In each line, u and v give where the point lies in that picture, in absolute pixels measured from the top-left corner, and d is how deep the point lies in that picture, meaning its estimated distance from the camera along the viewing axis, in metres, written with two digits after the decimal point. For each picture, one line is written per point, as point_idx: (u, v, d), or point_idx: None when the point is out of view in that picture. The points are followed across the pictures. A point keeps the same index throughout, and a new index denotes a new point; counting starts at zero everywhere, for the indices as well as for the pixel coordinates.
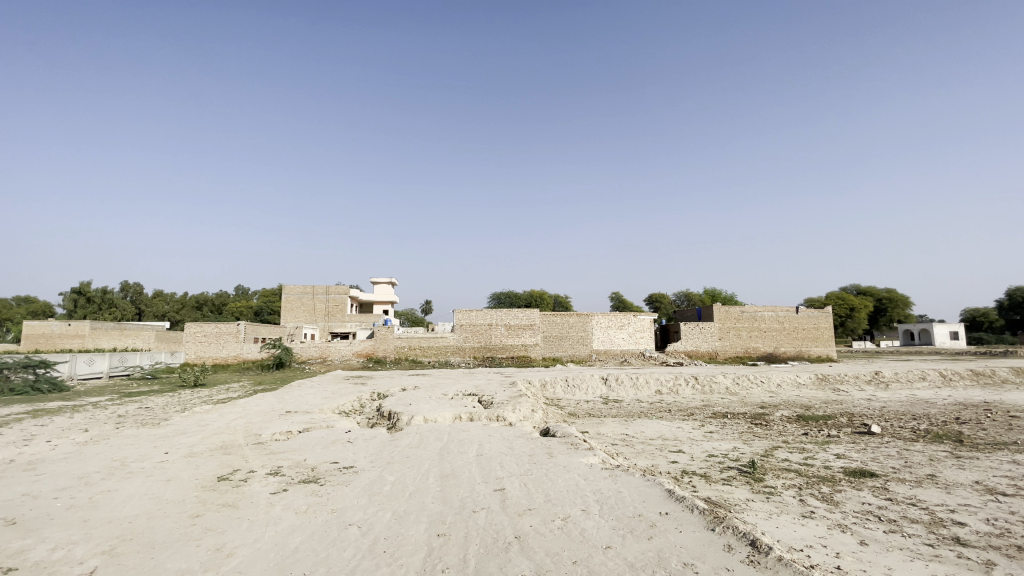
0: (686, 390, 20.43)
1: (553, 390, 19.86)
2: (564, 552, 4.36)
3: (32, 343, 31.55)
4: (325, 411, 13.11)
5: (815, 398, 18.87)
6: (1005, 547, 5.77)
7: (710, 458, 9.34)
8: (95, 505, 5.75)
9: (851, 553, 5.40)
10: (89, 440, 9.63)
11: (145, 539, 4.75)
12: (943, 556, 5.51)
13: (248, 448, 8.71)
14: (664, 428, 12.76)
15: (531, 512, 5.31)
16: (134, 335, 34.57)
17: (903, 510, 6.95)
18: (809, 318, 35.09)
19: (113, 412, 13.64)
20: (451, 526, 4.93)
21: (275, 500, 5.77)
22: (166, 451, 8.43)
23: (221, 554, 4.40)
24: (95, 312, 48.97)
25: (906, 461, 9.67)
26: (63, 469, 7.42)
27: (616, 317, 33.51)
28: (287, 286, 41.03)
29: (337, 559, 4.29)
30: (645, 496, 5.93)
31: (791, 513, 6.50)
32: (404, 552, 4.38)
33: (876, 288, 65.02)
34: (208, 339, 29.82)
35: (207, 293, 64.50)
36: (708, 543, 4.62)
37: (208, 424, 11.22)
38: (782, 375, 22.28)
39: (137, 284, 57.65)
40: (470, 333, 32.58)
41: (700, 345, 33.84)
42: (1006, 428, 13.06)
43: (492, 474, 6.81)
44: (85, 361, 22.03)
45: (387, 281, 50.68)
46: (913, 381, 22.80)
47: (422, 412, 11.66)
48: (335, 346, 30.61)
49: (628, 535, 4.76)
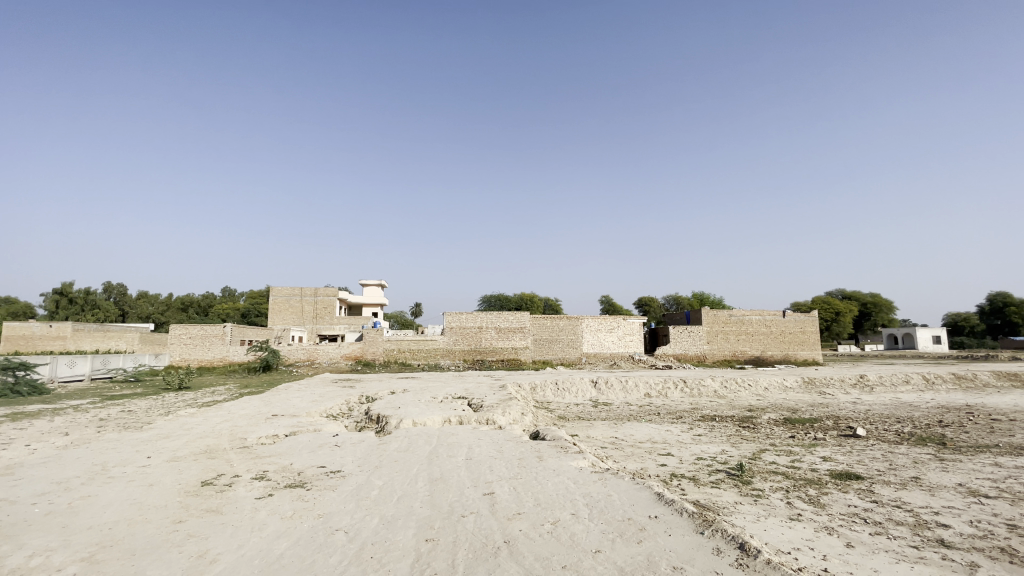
0: (675, 393, 20.52)
1: (543, 393, 19.86)
2: (554, 556, 4.34)
3: (10, 344, 30.77)
4: (313, 415, 12.95)
5: (802, 402, 19.05)
6: (989, 550, 5.85)
7: (698, 461, 9.38)
8: (74, 511, 5.61)
9: (837, 555, 5.43)
10: (70, 444, 9.43)
11: (126, 545, 4.65)
12: (928, 558, 5.57)
13: (233, 452, 8.56)
14: (652, 431, 12.78)
15: (521, 517, 5.27)
16: (117, 337, 34.01)
17: (888, 512, 7.03)
18: (796, 322, 35.47)
19: (95, 416, 13.36)
20: (439, 531, 4.89)
21: (261, 505, 5.68)
22: (149, 456, 8.24)
23: (204, 561, 4.31)
24: (77, 314, 48.19)
25: (891, 464, 9.77)
26: (41, 474, 7.22)
27: (605, 320, 33.61)
28: (275, 288, 40.55)
29: (323, 565, 4.22)
30: (635, 500, 5.91)
31: (779, 516, 6.53)
32: (392, 558, 4.32)
33: (861, 294, 66.14)
34: (193, 342, 29.31)
35: (192, 295, 63.70)
36: (697, 547, 4.62)
37: (192, 428, 11.00)
38: (769, 379, 22.46)
39: (121, 285, 56.49)
40: (459, 336, 32.46)
41: (689, 349, 34.04)
42: (988, 432, 13.25)
43: (481, 478, 6.77)
44: (66, 363, 21.55)
45: (376, 282, 50.38)
46: (897, 385, 23.11)
47: (410, 416, 11.59)
48: (323, 349, 30.29)
49: (618, 539, 4.74)
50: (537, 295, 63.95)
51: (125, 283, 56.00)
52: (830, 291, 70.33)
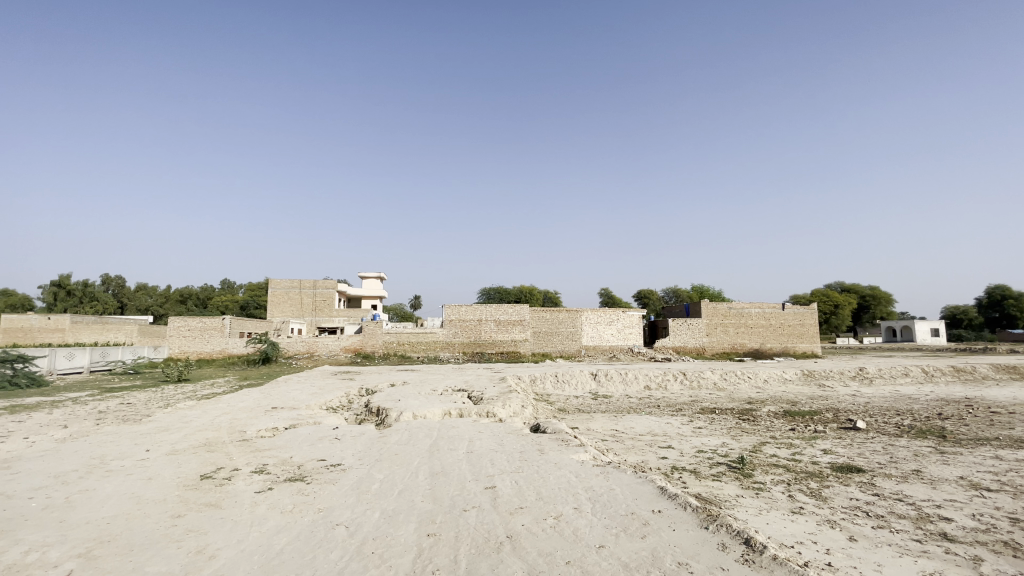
0: (675, 385, 20.56)
1: (542, 386, 19.88)
2: (557, 552, 4.29)
3: (10, 336, 30.67)
4: (312, 407, 12.95)
5: (802, 394, 19.10)
6: (993, 543, 5.82)
7: (699, 454, 9.36)
8: (72, 505, 5.56)
9: (840, 549, 5.40)
10: (69, 436, 9.40)
11: (123, 541, 4.58)
12: (931, 552, 5.55)
13: (232, 445, 8.51)
14: (653, 424, 12.73)
15: (524, 511, 5.23)
16: (116, 329, 33.94)
17: (890, 505, 6.99)
18: (796, 314, 35.53)
19: (94, 408, 13.33)
20: (441, 526, 4.84)
21: (260, 500, 5.62)
22: (148, 449, 8.19)
23: (202, 557, 4.25)
24: (76, 306, 48.07)
25: (892, 457, 9.76)
26: (39, 468, 7.16)
27: (605, 312, 33.65)
28: (275, 279, 40.42)
29: (324, 561, 4.16)
30: (638, 493, 5.88)
31: (781, 509, 6.51)
32: (393, 553, 4.27)
33: (860, 286, 66.15)
34: (191, 334, 29.12)
35: (191, 287, 63.63)
36: (702, 542, 4.57)
37: (192, 421, 10.95)
38: (769, 371, 22.49)
39: (119, 277, 56.19)
40: (459, 329, 32.40)
41: (688, 341, 34.04)
42: (987, 424, 13.24)
43: (482, 472, 6.71)
44: (65, 356, 21.46)
45: (375, 275, 50.34)
46: (896, 378, 23.13)
47: (411, 408, 11.54)
48: (323, 341, 30.13)
49: (621, 534, 4.69)
50: (536, 287, 63.99)
51: (123, 276, 55.82)
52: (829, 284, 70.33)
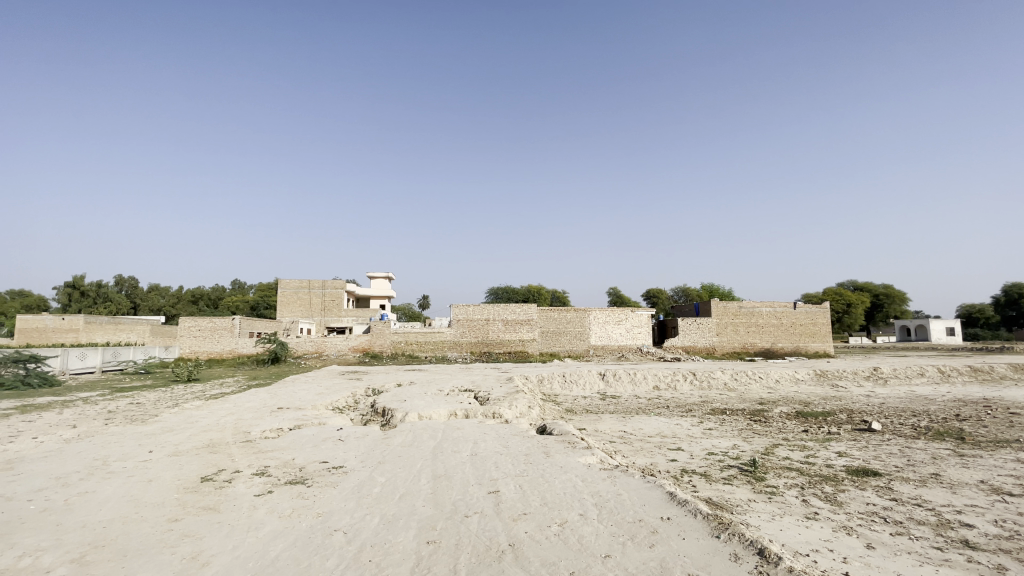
0: (684, 385, 20.33)
1: (550, 386, 19.73)
2: (561, 561, 4.13)
3: (25, 337, 31.07)
4: (318, 407, 12.91)
5: (814, 394, 18.78)
6: (1017, 551, 5.56)
7: (709, 457, 9.14)
8: (70, 508, 5.50)
9: (858, 557, 5.19)
10: (76, 437, 9.40)
11: (117, 546, 4.48)
12: (953, 560, 5.30)
13: (236, 446, 8.47)
14: (662, 425, 12.50)
15: (527, 518, 5.06)
16: (129, 329, 34.35)
17: (908, 510, 6.75)
18: (808, 313, 34.99)
19: (103, 408, 13.40)
20: (441, 533, 4.69)
21: (259, 503, 5.53)
22: (152, 449, 8.17)
23: (196, 563, 4.14)
24: (90, 306, 48.86)
25: (909, 460, 9.46)
26: (41, 469, 7.11)
27: (613, 312, 33.36)
28: (284, 280, 40.67)
29: (318, 569, 4.05)
30: (647, 499, 5.69)
31: (795, 514, 6.30)
32: (391, 561, 4.13)
33: (873, 285, 65.16)
34: (202, 334, 29.30)
35: (202, 287, 64.38)
36: (713, 552, 4.39)
37: (198, 421, 10.93)
38: (780, 371, 22.12)
39: (132, 278, 57.08)
40: (466, 329, 32.26)
41: (698, 341, 33.63)
42: (1007, 426, 12.87)
43: (486, 475, 6.58)
44: (77, 356, 21.62)
45: (383, 275, 50.40)
46: (912, 378, 22.65)
47: (417, 409, 11.42)
48: (331, 340, 30.20)
49: (629, 542, 4.52)
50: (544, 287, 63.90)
51: (136, 277, 56.70)
52: (841, 282, 69.39)
